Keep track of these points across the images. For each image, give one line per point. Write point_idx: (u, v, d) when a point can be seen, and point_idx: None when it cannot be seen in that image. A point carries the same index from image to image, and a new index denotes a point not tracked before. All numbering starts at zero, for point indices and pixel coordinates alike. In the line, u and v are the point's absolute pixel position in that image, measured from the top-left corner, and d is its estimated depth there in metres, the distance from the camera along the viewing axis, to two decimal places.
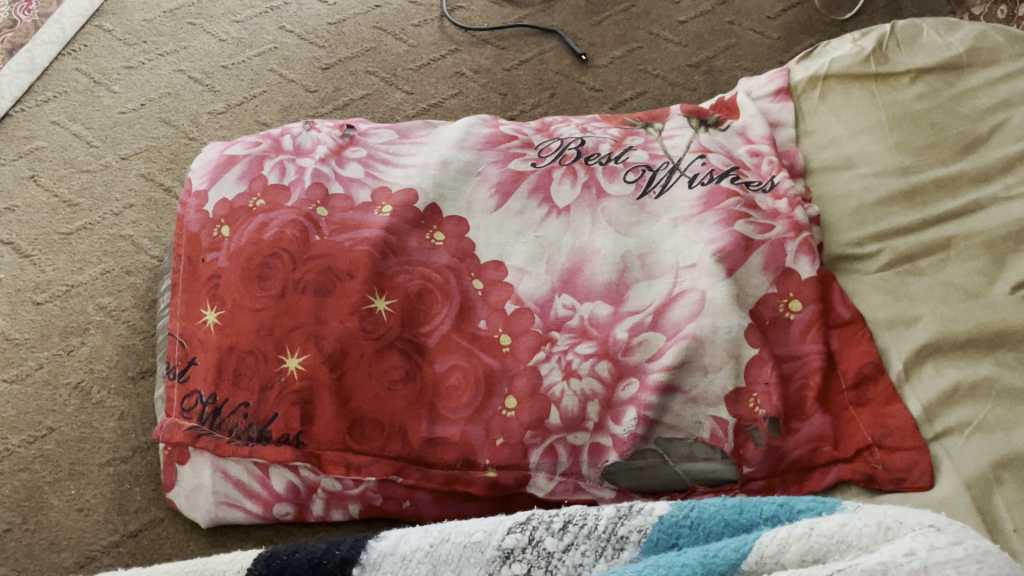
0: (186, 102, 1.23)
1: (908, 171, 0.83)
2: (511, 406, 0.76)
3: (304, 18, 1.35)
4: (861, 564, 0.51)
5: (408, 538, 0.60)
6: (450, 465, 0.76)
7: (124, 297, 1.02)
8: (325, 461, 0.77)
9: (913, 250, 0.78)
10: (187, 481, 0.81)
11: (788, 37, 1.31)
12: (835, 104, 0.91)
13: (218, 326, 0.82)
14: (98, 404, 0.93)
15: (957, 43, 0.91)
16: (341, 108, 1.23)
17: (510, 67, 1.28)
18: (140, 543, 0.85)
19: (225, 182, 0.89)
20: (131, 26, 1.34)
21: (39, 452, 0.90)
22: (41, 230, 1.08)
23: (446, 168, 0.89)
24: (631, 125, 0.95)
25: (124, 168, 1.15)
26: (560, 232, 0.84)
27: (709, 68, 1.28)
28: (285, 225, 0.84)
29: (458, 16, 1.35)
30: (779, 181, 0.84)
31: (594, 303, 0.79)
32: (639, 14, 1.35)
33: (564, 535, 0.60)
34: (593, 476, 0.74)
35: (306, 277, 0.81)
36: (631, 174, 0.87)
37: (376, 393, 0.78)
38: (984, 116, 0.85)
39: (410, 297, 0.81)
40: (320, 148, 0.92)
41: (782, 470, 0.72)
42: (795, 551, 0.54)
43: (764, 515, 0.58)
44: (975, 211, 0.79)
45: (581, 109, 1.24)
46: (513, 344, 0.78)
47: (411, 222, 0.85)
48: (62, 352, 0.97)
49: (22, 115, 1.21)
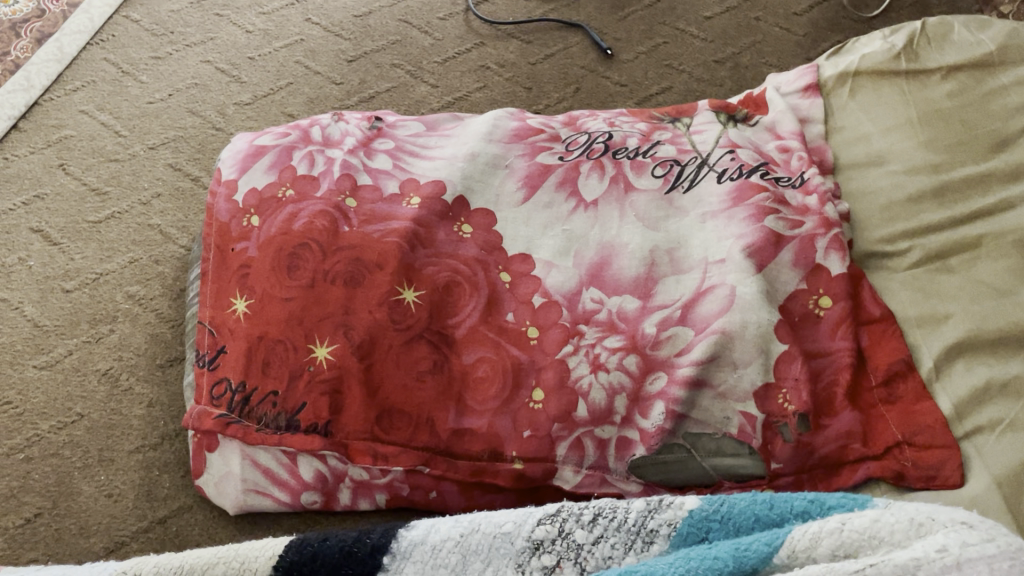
0: (213, 93, 1.24)
1: (938, 168, 0.83)
2: (539, 398, 0.76)
3: (330, 11, 1.35)
4: (892, 559, 0.51)
5: (438, 528, 0.61)
6: (477, 457, 0.76)
7: (152, 286, 1.03)
8: (353, 451, 0.77)
9: (944, 248, 0.78)
10: (215, 468, 0.82)
11: (814, 34, 1.30)
12: (865, 100, 0.91)
13: (248, 315, 0.82)
14: (126, 391, 0.94)
15: (989, 41, 0.91)
16: (367, 101, 1.24)
17: (534, 61, 1.28)
18: (168, 530, 0.85)
19: (255, 172, 0.90)
20: (158, 17, 1.34)
21: (68, 438, 0.91)
22: (70, 218, 1.09)
23: (475, 160, 0.89)
24: (659, 120, 0.95)
25: (152, 158, 1.15)
26: (587, 226, 0.84)
27: (734, 64, 1.27)
28: (315, 216, 0.84)
29: (484, 10, 1.35)
30: (810, 177, 0.84)
31: (622, 296, 0.79)
32: (664, 10, 1.35)
33: (594, 527, 0.60)
34: (620, 470, 0.75)
35: (336, 268, 0.82)
36: (660, 169, 0.87)
37: (404, 384, 0.78)
38: (1015, 114, 0.85)
39: (438, 289, 0.81)
40: (349, 139, 0.93)
41: (810, 466, 0.72)
42: (826, 546, 0.54)
43: (795, 510, 0.59)
44: (1006, 209, 0.79)
45: (607, 104, 1.24)
46: (541, 337, 0.78)
47: (439, 214, 0.85)
48: (92, 339, 0.98)
49: (51, 105, 1.22)
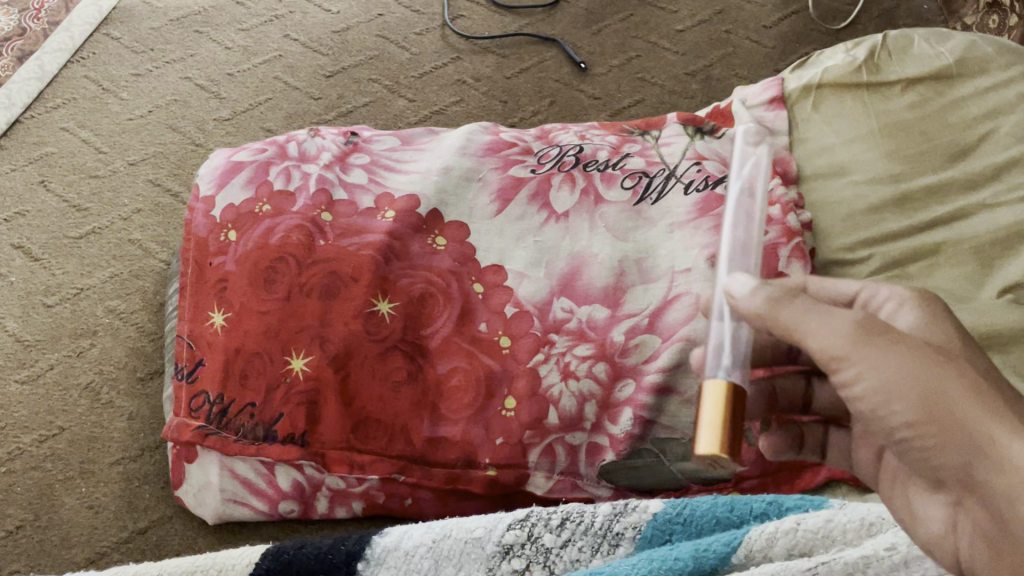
0: (193, 109, 1.26)
1: (899, 178, 0.86)
2: (511, 406, 0.78)
3: (309, 27, 1.37)
4: (844, 557, 0.54)
5: (410, 534, 0.62)
6: (451, 464, 0.78)
7: (132, 300, 1.04)
8: (329, 460, 0.79)
9: (903, 255, 0.81)
10: (194, 479, 0.83)
11: (783, 47, 1.34)
12: (828, 113, 0.93)
13: (225, 329, 0.84)
14: (107, 405, 0.95)
15: (948, 53, 0.94)
16: (345, 116, 1.26)
17: (510, 75, 1.31)
18: (148, 540, 0.87)
19: (232, 188, 0.91)
20: (138, 34, 1.36)
21: (50, 451, 0.92)
22: (51, 234, 1.10)
23: (448, 174, 0.90)
24: (629, 133, 0.96)
25: (132, 175, 1.17)
26: (558, 237, 0.86)
27: (706, 76, 1.30)
28: (290, 230, 0.86)
29: (460, 25, 1.38)
30: (773, 188, 0.86)
31: (591, 306, 0.81)
32: (637, 23, 1.37)
33: (562, 531, 0.61)
34: (591, 475, 0.77)
35: (312, 281, 0.83)
36: (629, 181, 0.89)
37: (379, 393, 0.80)
38: (973, 125, 0.88)
39: (412, 300, 0.83)
40: (325, 154, 0.94)
41: (774, 469, 0.75)
42: (782, 545, 0.57)
43: (754, 512, 0.61)
44: (964, 217, 0.82)
45: (580, 117, 1.26)
46: (512, 346, 0.80)
47: (413, 227, 0.87)
48: (73, 353, 0.99)
49: (32, 122, 1.23)
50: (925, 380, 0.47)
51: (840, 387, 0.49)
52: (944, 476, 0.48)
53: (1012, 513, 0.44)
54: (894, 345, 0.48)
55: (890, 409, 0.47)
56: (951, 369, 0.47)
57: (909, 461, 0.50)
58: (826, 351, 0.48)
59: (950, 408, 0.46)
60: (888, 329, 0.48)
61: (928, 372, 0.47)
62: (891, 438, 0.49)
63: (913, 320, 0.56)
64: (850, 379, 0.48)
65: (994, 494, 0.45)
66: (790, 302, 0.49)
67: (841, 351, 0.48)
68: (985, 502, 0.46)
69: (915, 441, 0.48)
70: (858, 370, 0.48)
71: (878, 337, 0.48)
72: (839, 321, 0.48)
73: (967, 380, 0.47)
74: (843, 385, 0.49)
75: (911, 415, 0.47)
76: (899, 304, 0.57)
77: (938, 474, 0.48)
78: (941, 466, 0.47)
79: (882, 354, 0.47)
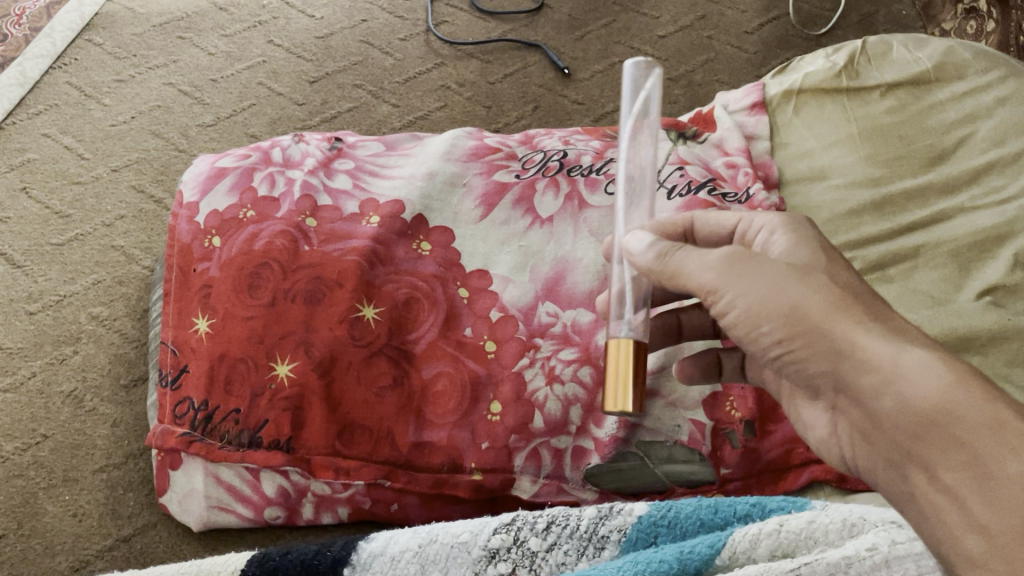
0: (176, 115, 1.25)
1: (878, 182, 0.87)
2: (496, 410, 0.78)
3: (292, 32, 1.37)
4: (826, 558, 0.55)
5: (397, 539, 0.62)
6: (437, 469, 0.78)
7: (116, 306, 1.04)
8: (315, 465, 0.79)
9: (884, 259, 0.81)
10: (179, 485, 0.83)
11: (765, 52, 1.35)
12: (808, 118, 0.94)
13: (210, 335, 0.84)
14: (91, 412, 0.95)
15: (925, 59, 0.95)
16: (329, 121, 1.26)
17: (494, 81, 1.31)
18: (133, 548, 0.86)
19: (216, 194, 0.91)
20: (120, 40, 1.35)
21: (33, 459, 0.91)
22: (33, 241, 1.09)
23: (432, 179, 0.91)
24: (613, 139, 0.98)
25: (115, 181, 1.16)
26: (543, 241, 0.86)
27: (688, 82, 1.31)
28: (275, 235, 0.86)
29: (444, 31, 1.38)
30: (755, 192, 0.86)
31: (576, 311, 0.82)
32: (620, 29, 1.38)
33: (548, 535, 0.61)
34: (576, 478, 0.77)
35: (297, 286, 0.83)
36: (612, 186, 0.89)
37: (365, 399, 0.80)
38: (950, 129, 0.90)
39: (398, 305, 0.83)
40: (309, 160, 0.94)
41: (757, 471, 0.75)
42: (765, 547, 0.57)
43: (738, 514, 0.62)
44: (943, 220, 0.83)
45: (565, 122, 1.27)
46: (497, 351, 0.80)
47: (397, 232, 0.87)
48: (56, 360, 0.99)
49: (13, 128, 1.23)
50: (786, 297, 0.54)
51: (719, 317, 0.57)
52: (819, 383, 0.55)
53: (877, 407, 0.51)
54: (758, 269, 0.55)
55: (761, 330, 0.55)
56: (810, 285, 0.54)
57: (791, 379, 0.57)
58: (702, 285, 0.56)
59: (812, 321, 0.53)
60: (753, 256, 0.56)
61: (787, 288, 0.54)
62: (768, 358, 0.56)
63: (784, 243, 0.61)
64: (725, 307, 0.56)
65: (861, 394, 0.52)
66: (671, 254, 0.57)
67: (713, 284, 0.56)
68: (853, 400, 0.53)
69: (788, 356, 0.55)
70: (728, 298, 0.55)
71: (741, 265, 0.55)
72: (711, 256, 0.56)
73: (825, 293, 0.54)
74: (721, 313, 0.57)
75: (779, 332, 0.54)
76: (771, 232, 0.62)
77: (814, 383, 0.55)
78: (817, 374, 0.54)
79: (747, 280, 0.55)
